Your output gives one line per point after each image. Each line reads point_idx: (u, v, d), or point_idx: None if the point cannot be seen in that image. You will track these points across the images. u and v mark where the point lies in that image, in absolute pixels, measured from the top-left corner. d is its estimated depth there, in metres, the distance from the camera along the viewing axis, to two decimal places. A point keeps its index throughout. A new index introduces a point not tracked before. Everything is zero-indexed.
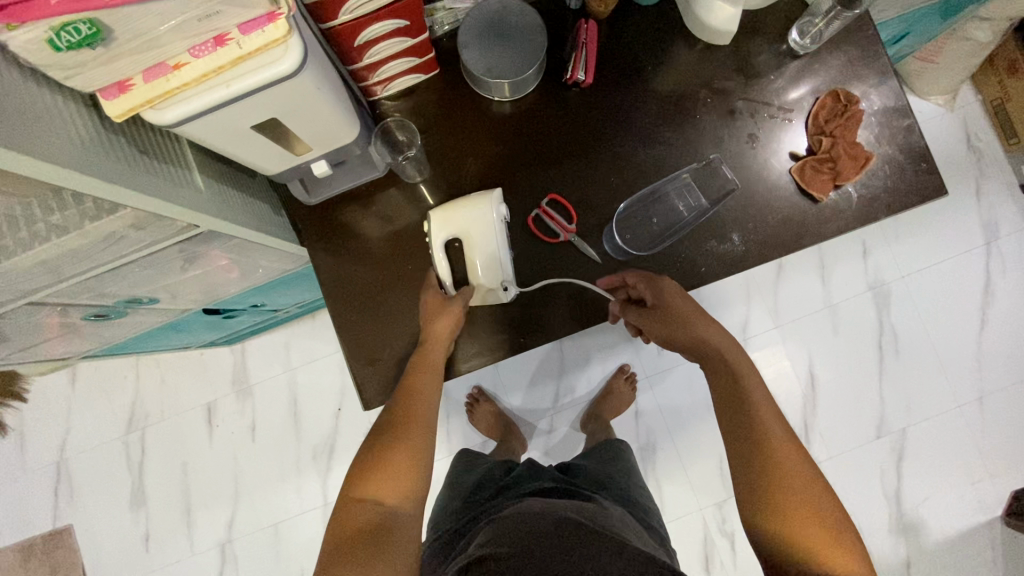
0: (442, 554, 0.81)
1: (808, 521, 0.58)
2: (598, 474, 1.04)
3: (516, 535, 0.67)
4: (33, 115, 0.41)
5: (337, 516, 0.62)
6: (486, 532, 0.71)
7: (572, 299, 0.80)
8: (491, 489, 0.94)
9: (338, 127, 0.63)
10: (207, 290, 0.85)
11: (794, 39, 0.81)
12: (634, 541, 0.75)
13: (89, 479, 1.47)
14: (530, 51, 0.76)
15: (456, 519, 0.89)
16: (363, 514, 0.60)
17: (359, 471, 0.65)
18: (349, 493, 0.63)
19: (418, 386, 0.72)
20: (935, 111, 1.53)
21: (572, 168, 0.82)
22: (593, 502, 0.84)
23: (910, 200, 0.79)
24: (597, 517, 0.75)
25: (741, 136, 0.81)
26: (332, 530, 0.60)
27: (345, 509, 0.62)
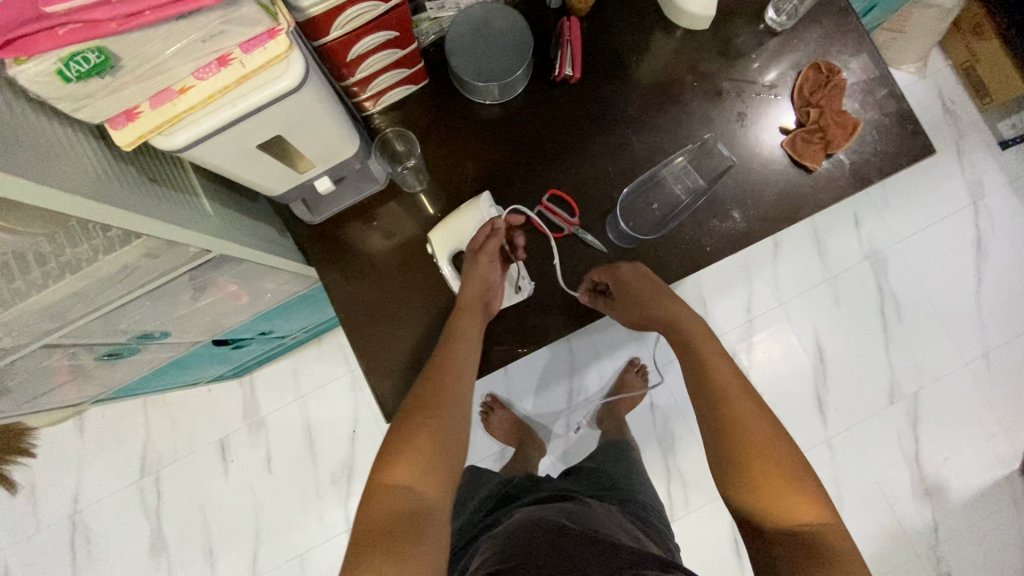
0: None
1: (784, 501, 0.62)
2: (603, 480, 1.02)
3: (516, 539, 0.70)
4: (43, 147, 0.42)
5: (366, 503, 0.61)
6: (486, 544, 0.73)
7: (583, 291, 0.80)
8: (491, 504, 0.94)
9: (340, 142, 0.64)
10: (216, 319, 0.85)
11: (771, 18, 0.83)
12: (631, 537, 0.76)
13: (107, 529, 1.45)
14: (517, 52, 0.78)
15: (459, 541, 0.89)
16: (393, 498, 0.60)
17: (390, 457, 0.64)
18: (376, 477, 0.63)
19: (452, 361, 0.71)
20: (908, 79, 1.56)
21: (569, 163, 0.83)
22: (581, 502, 0.85)
23: (900, 161, 0.81)
24: (588, 519, 0.77)
25: (730, 115, 0.82)
26: (363, 516, 0.60)
27: (375, 493, 0.62)
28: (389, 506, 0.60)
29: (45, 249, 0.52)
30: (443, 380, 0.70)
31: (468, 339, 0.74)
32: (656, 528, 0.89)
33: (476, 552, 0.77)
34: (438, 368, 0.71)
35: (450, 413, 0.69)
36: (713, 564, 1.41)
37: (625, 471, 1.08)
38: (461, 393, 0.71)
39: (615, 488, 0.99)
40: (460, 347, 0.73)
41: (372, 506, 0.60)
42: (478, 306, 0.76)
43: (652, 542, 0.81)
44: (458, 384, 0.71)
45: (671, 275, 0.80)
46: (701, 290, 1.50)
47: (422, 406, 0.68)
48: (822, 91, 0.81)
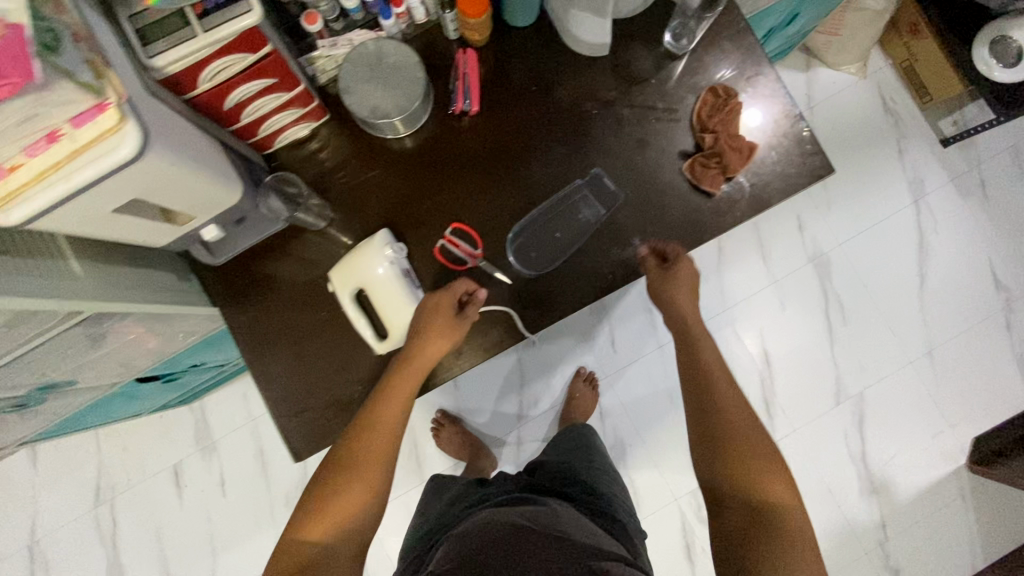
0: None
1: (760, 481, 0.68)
2: (563, 470, 1.00)
3: (473, 536, 0.70)
4: None
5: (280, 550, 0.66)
6: (446, 543, 0.73)
7: (487, 323, 0.81)
8: (451, 507, 0.94)
9: (217, 193, 0.64)
10: (128, 362, 0.85)
11: (669, 42, 0.83)
12: (585, 530, 0.75)
13: (66, 558, 1.45)
14: (411, 89, 0.77)
15: (422, 540, 0.89)
16: (304, 552, 0.65)
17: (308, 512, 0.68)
18: (292, 527, 0.67)
19: (379, 420, 0.71)
20: (849, 80, 1.57)
21: (472, 194, 0.83)
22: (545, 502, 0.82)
23: (799, 182, 0.82)
24: (546, 518, 0.74)
25: (631, 142, 0.83)
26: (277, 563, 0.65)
27: (286, 545, 0.66)
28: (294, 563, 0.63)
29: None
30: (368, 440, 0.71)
31: (401, 398, 0.73)
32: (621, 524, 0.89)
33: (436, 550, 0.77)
34: (365, 426, 0.71)
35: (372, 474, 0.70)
36: (664, 568, 1.43)
37: (590, 461, 1.06)
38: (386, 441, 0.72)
39: (575, 482, 0.97)
40: (391, 406, 0.72)
41: (280, 559, 0.65)
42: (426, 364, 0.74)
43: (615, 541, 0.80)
44: (379, 436, 0.71)
45: (575, 303, 0.81)
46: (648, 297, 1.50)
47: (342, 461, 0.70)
48: (721, 115, 0.81)
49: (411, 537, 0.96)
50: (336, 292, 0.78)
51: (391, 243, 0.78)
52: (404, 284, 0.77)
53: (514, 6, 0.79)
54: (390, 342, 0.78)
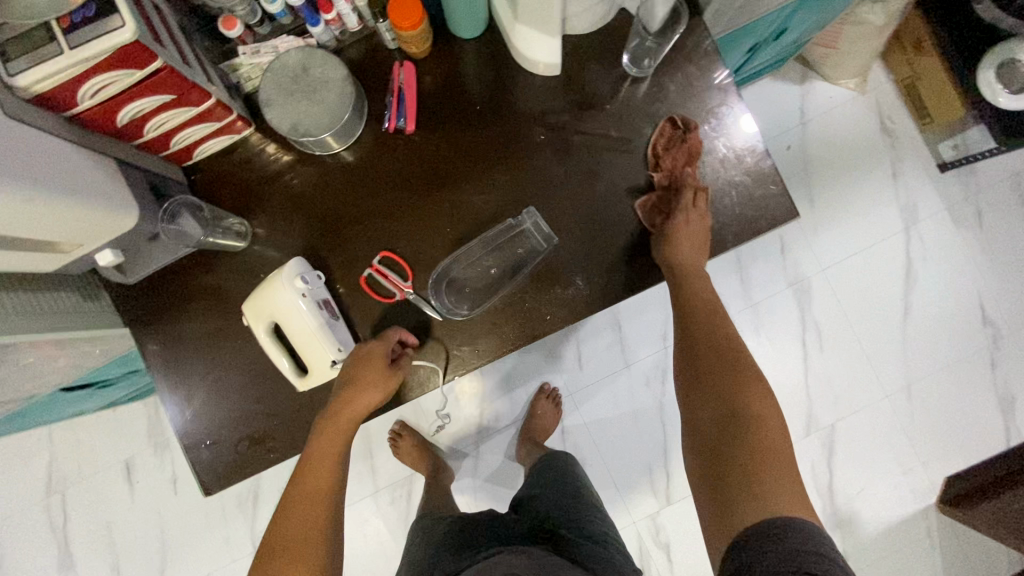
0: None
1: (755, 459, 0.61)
2: (556, 511, 0.97)
3: None
4: None
5: None
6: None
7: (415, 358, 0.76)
8: (445, 550, 0.91)
9: (103, 219, 0.59)
10: (39, 378, 0.81)
11: (627, 64, 0.77)
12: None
13: (16, 547, 1.45)
14: (338, 105, 0.71)
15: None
16: None
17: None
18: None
19: (309, 485, 0.71)
20: (847, 96, 1.49)
21: (404, 220, 0.77)
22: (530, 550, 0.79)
23: (760, 226, 0.75)
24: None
25: (579, 172, 0.76)
26: None
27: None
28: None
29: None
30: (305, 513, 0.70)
31: (326, 463, 0.72)
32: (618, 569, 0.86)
33: None
34: (299, 498, 0.71)
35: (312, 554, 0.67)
36: None
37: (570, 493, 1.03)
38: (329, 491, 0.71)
39: (569, 523, 0.93)
40: (320, 472, 0.71)
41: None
42: (353, 423, 0.73)
43: None
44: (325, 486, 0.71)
45: (509, 343, 0.76)
46: (618, 314, 1.45)
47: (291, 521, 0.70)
48: (677, 154, 0.75)
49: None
50: (251, 326, 0.72)
51: (305, 271, 0.73)
52: (322, 320, 0.71)
53: (457, 18, 0.73)
54: (312, 378, 0.73)
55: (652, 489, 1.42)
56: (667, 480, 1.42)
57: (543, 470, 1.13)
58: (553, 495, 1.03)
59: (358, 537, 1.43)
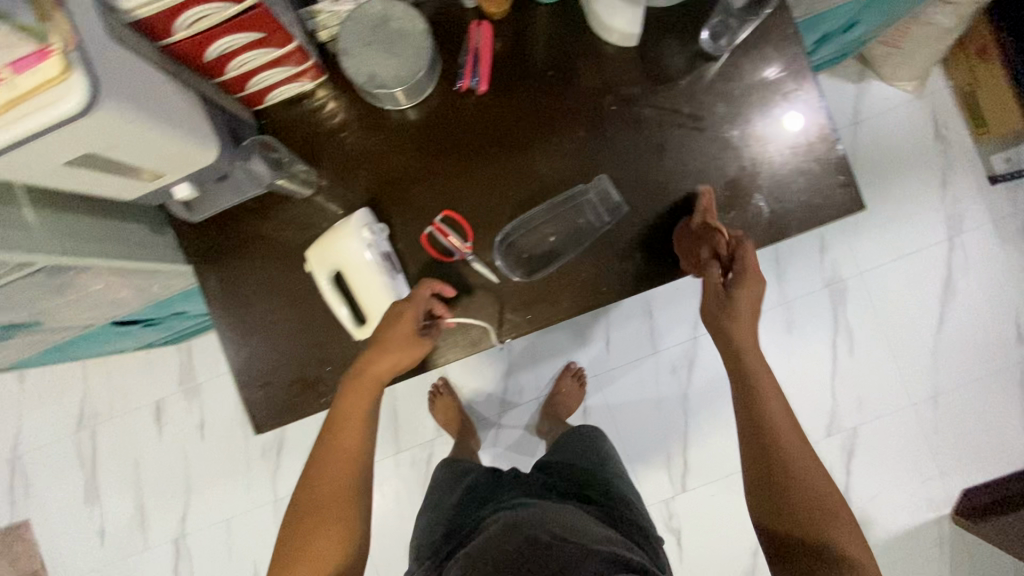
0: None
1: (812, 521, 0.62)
2: (575, 478, 0.98)
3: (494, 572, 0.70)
4: None
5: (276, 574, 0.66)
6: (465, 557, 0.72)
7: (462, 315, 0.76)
8: (465, 511, 0.92)
9: (188, 151, 0.60)
10: (99, 307, 0.83)
11: (705, 40, 0.75)
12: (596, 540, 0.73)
13: (46, 475, 1.50)
14: (415, 59, 0.71)
15: (435, 548, 0.86)
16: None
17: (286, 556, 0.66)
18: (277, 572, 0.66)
19: (342, 442, 0.71)
20: (903, 98, 1.46)
21: (468, 181, 0.78)
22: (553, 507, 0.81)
23: (823, 215, 0.75)
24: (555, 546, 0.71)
25: (647, 147, 0.76)
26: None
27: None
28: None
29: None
30: (336, 467, 0.70)
31: (355, 421, 0.71)
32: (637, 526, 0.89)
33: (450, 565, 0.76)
34: (325, 455, 0.71)
35: (346, 504, 0.69)
36: None
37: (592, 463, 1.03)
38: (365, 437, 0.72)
39: (590, 492, 0.95)
40: (348, 430, 0.71)
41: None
42: (379, 384, 0.72)
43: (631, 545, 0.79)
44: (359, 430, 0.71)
45: (563, 312, 0.76)
46: (650, 300, 1.46)
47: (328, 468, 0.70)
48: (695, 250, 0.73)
49: (420, 542, 0.95)
50: (314, 273, 0.74)
51: (371, 223, 0.74)
52: (386, 270, 0.73)
53: None
54: (368, 328, 0.75)
55: (668, 475, 1.44)
56: (685, 468, 1.44)
57: (570, 440, 1.12)
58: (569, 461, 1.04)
59: (376, 495, 1.46)
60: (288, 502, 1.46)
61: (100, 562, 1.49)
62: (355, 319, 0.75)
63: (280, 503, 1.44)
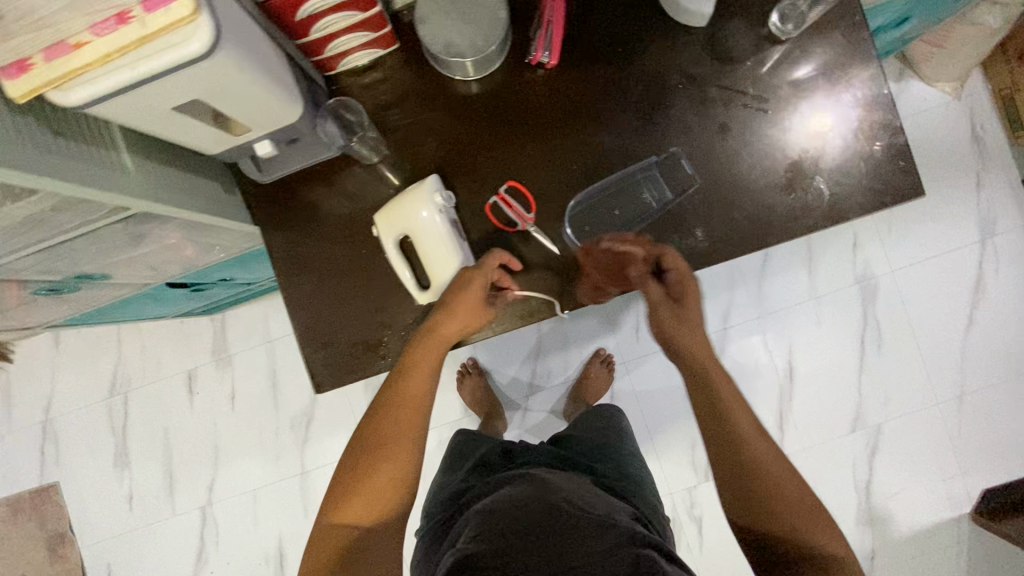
0: (432, 545, 0.86)
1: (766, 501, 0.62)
2: (587, 448, 1.01)
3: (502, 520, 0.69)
4: None
5: (325, 524, 0.68)
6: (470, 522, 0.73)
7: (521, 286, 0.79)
8: (478, 473, 0.97)
9: (278, 107, 0.61)
10: (163, 265, 0.85)
11: (775, 23, 0.77)
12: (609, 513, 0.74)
13: (77, 439, 1.52)
14: (491, 29, 0.72)
15: (447, 504, 0.93)
16: (350, 530, 0.67)
17: (339, 496, 0.68)
18: (328, 510, 0.68)
19: (405, 395, 0.72)
20: (941, 98, 1.46)
21: (533, 154, 0.79)
22: (575, 480, 0.82)
23: (882, 200, 0.76)
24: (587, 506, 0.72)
25: (712, 126, 0.77)
26: (322, 538, 0.67)
27: (327, 530, 0.67)
28: (340, 544, 0.65)
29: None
30: (397, 417, 0.72)
31: (422, 374, 0.73)
32: (647, 500, 0.93)
33: (460, 531, 0.76)
34: (388, 406, 0.72)
35: (407, 452, 0.70)
36: None
37: (610, 441, 1.04)
38: (423, 396, 0.73)
39: (606, 463, 0.97)
40: (415, 381, 0.73)
41: (323, 546, 0.66)
42: (445, 345, 0.75)
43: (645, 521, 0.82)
44: (418, 389, 0.73)
45: (620, 286, 0.78)
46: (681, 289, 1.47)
47: (384, 426, 0.71)
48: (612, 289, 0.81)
49: (433, 497, 1.01)
50: (381, 236, 0.76)
51: (441, 189, 0.76)
52: (454, 238, 0.75)
53: None
54: (432, 294, 0.76)
55: (692, 463, 1.45)
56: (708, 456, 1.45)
57: (588, 419, 1.11)
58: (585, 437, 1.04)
59: None
60: (315, 475, 1.47)
61: (126, 527, 1.50)
62: (419, 284, 0.77)
63: (307, 476, 1.46)
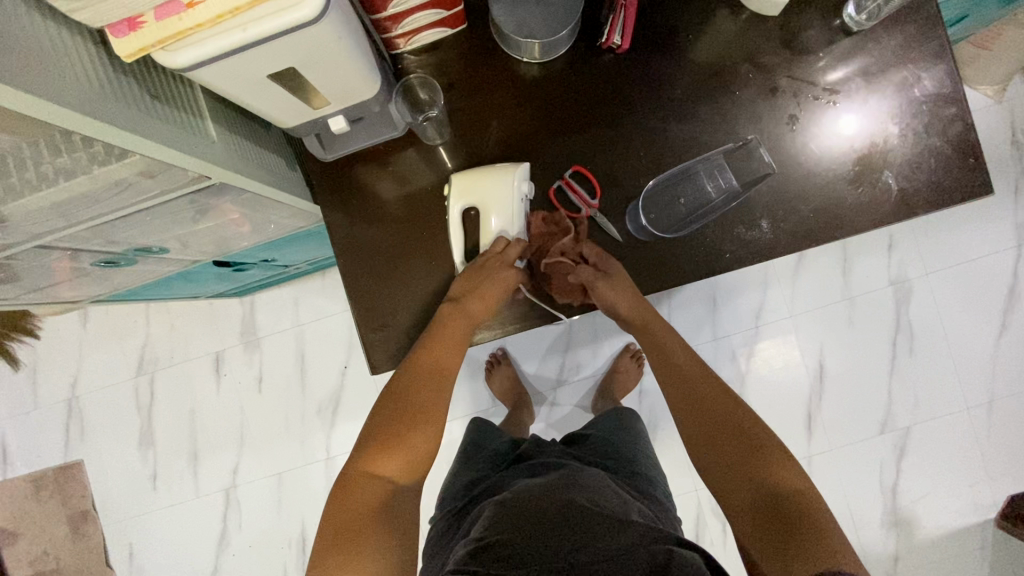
0: (440, 539, 0.81)
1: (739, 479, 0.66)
2: (604, 445, 0.96)
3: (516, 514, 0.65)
4: (46, 54, 0.42)
5: (346, 487, 0.66)
6: (484, 513, 0.69)
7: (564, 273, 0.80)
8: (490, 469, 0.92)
9: (357, 82, 0.61)
10: (217, 241, 0.85)
11: (849, 14, 0.76)
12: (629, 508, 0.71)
13: (101, 418, 1.51)
14: (565, 12, 0.72)
15: (459, 495, 0.88)
16: (373, 491, 0.65)
17: (370, 451, 0.69)
18: (359, 464, 0.68)
19: (436, 365, 0.75)
20: (982, 102, 1.45)
21: (598, 138, 0.78)
22: (592, 473, 0.78)
23: (952, 197, 0.75)
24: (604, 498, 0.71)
25: (781, 116, 0.77)
26: (342, 499, 0.64)
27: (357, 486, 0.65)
28: (372, 500, 0.64)
29: (24, 153, 0.50)
30: (427, 386, 0.74)
31: (450, 345, 0.76)
32: (662, 504, 0.85)
33: (474, 522, 0.71)
34: (419, 372, 0.74)
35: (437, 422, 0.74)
36: None
37: (629, 440, 0.98)
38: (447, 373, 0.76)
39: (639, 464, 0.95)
40: (443, 352, 0.75)
41: (352, 500, 0.64)
42: (470, 325, 0.77)
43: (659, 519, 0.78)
44: (444, 365, 0.76)
45: (681, 275, 0.77)
46: (713, 286, 1.47)
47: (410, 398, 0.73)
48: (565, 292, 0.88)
49: (445, 488, 0.94)
50: (448, 200, 0.76)
51: (526, 178, 0.76)
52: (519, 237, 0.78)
53: None
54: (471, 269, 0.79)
55: None
56: None
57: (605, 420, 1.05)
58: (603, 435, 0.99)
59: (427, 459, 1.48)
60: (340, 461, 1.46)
61: (147, 508, 1.49)
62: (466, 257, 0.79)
63: (332, 462, 1.44)
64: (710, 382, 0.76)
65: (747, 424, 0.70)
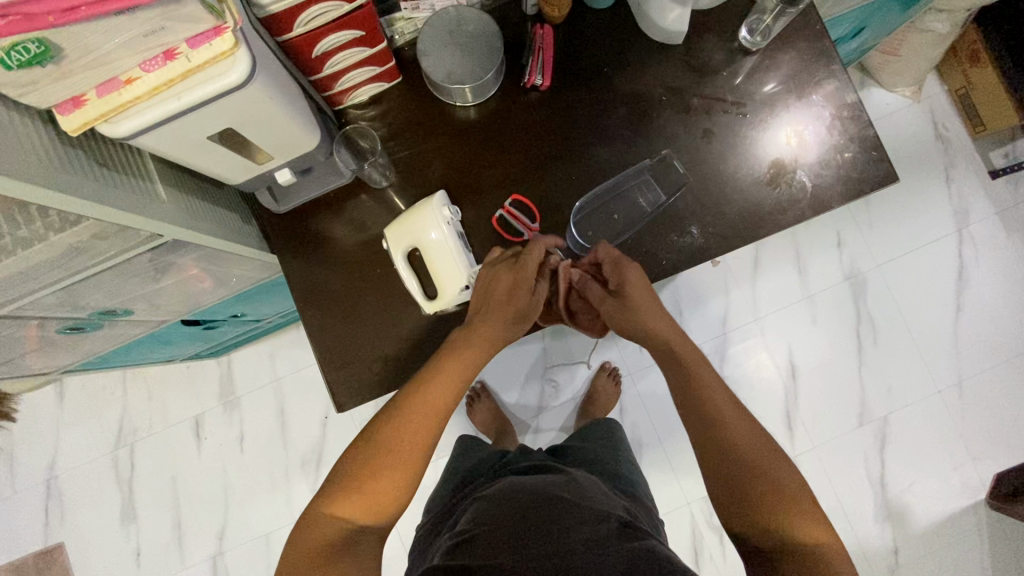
0: (427, 536, 0.81)
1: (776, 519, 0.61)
2: (582, 454, 0.97)
3: (500, 509, 0.66)
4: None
5: (307, 527, 0.65)
6: (471, 507, 0.70)
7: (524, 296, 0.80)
8: (473, 475, 0.91)
9: (298, 136, 0.67)
10: (181, 298, 0.88)
11: (744, 37, 0.84)
12: (615, 506, 0.72)
13: (80, 497, 1.48)
14: (484, 60, 0.79)
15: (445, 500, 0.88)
16: (332, 532, 0.64)
17: (336, 489, 0.67)
18: (319, 504, 0.67)
19: (430, 398, 0.72)
20: (902, 102, 1.56)
21: (533, 167, 0.84)
22: (570, 472, 0.78)
23: (863, 187, 0.81)
24: (585, 491, 0.71)
25: (696, 131, 0.83)
26: (301, 539, 0.64)
27: (313, 525, 0.65)
28: (324, 542, 0.63)
29: None
30: (411, 425, 0.71)
31: (450, 380, 0.74)
32: (645, 503, 0.86)
33: (460, 516, 0.73)
34: (408, 410, 0.71)
35: (417, 458, 0.70)
36: None
37: (613, 450, 0.99)
38: (442, 409, 0.73)
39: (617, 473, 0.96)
40: (443, 387, 0.74)
41: (309, 535, 0.64)
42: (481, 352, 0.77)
43: (637, 513, 0.78)
44: (440, 399, 0.73)
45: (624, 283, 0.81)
46: (679, 297, 1.52)
47: (389, 442, 0.70)
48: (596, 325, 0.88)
49: (433, 497, 0.94)
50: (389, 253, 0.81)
51: (447, 204, 0.81)
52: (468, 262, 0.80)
53: None
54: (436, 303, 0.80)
55: None
56: None
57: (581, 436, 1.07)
58: (579, 448, 1.00)
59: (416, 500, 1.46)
60: None
61: None
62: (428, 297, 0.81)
63: None
64: (749, 417, 0.70)
65: (789, 472, 0.64)
